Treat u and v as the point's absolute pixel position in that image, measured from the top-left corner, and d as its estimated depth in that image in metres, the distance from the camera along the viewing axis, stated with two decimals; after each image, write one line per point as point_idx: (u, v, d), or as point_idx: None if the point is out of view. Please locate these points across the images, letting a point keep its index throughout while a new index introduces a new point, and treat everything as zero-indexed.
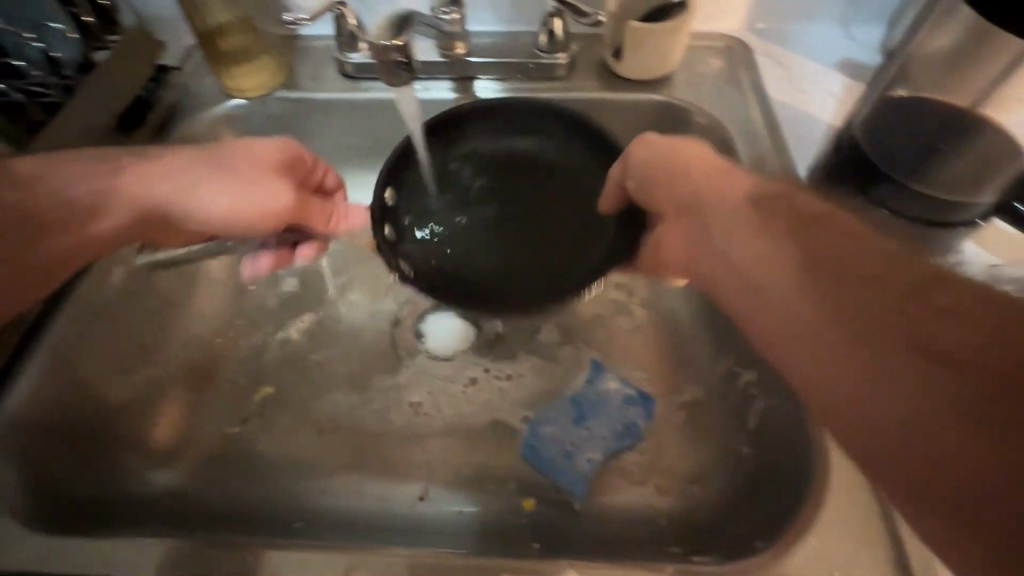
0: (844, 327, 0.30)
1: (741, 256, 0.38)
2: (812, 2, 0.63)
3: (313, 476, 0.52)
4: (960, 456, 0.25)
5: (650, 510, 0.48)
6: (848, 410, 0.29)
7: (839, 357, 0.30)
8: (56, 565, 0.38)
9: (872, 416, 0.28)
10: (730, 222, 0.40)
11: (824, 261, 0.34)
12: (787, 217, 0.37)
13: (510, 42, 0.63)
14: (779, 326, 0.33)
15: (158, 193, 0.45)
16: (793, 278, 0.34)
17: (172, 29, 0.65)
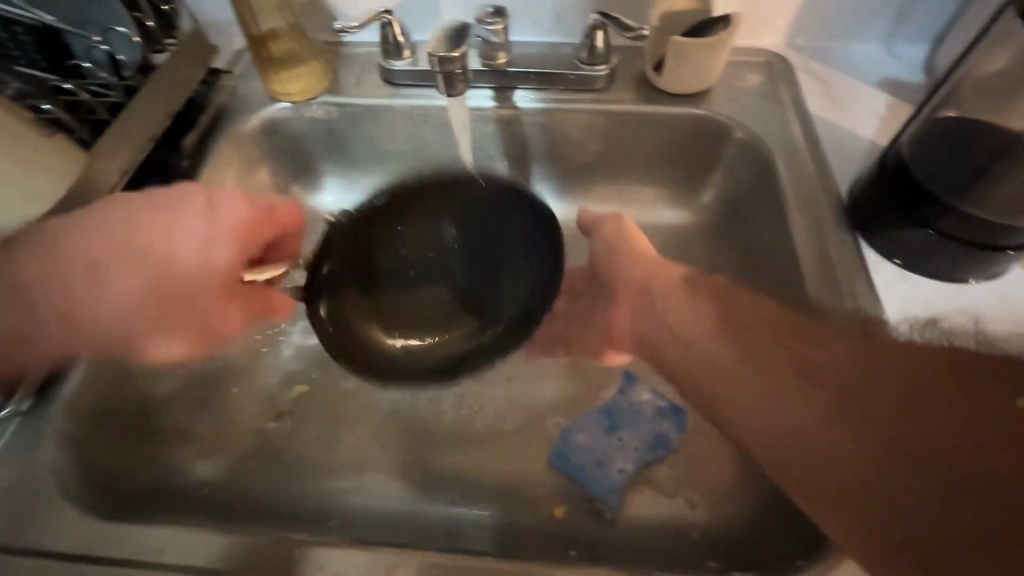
0: (797, 400, 0.37)
1: (697, 343, 0.43)
2: (855, 19, 0.63)
3: (347, 473, 0.53)
4: (909, 496, 0.31)
5: (681, 522, 0.48)
6: (824, 478, 0.34)
7: (802, 426, 0.35)
8: (113, 548, 0.39)
9: (832, 473, 0.34)
10: (677, 306, 0.46)
11: (772, 350, 0.39)
12: (713, 295, 0.46)
13: (551, 53, 0.64)
14: (753, 410, 0.38)
15: (61, 273, 0.47)
16: (746, 365, 0.39)
17: (225, 35, 0.67)
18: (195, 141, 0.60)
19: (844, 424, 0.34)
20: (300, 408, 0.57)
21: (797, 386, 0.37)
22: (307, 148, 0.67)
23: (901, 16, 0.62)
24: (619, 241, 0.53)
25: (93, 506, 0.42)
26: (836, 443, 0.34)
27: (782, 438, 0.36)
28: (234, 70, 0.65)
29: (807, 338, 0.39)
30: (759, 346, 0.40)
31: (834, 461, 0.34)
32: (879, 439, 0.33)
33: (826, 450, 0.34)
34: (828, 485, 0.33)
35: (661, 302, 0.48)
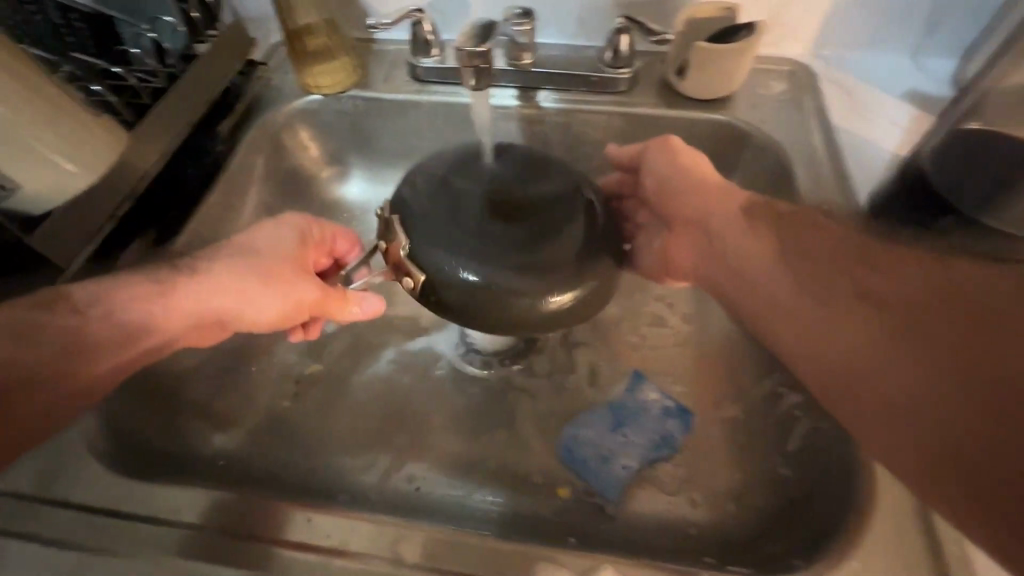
0: (866, 316, 0.40)
1: (762, 276, 0.48)
2: (882, 31, 0.63)
3: (358, 452, 0.55)
4: (953, 418, 0.33)
5: (683, 521, 0.49)
6: (862, 386, 0.38)
7: (856, 346, 0.40)
8: (141, 507, 0.42)
9: (884, 376, 0.37)
10: (738, 242, 0.50)
11: (836, 271, 0.44)
12: (773, 226, 0.49)
13: (575, 55, 0.66)
14: (800, 336, 0.44)
15: (216, 307, 0.49)
16: (790, 279, 0.46)
17: (263, 28, 0.70)
18: (230, 127, 0.63)
19: (904, 344, 0.37)
20: (315, 389, 0.59)
21: (851, 304, 0.42)
22: (335, 140, 0.70)
23: (931, 28, 0.62)
24: (672, 172, 0.56)
25: (122, 467, 0.45)
26: (882, 357, 0.38)
27: (819, 349, 0.42)
28: (270, 63, 0.68)
29: (879, 267, 0.43)
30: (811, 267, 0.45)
31: (875, 375, 0.38)
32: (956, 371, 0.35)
33: (883, 364, 0.38)
34: (894, 396, 0.36)
35: (727, 242, 0.51)
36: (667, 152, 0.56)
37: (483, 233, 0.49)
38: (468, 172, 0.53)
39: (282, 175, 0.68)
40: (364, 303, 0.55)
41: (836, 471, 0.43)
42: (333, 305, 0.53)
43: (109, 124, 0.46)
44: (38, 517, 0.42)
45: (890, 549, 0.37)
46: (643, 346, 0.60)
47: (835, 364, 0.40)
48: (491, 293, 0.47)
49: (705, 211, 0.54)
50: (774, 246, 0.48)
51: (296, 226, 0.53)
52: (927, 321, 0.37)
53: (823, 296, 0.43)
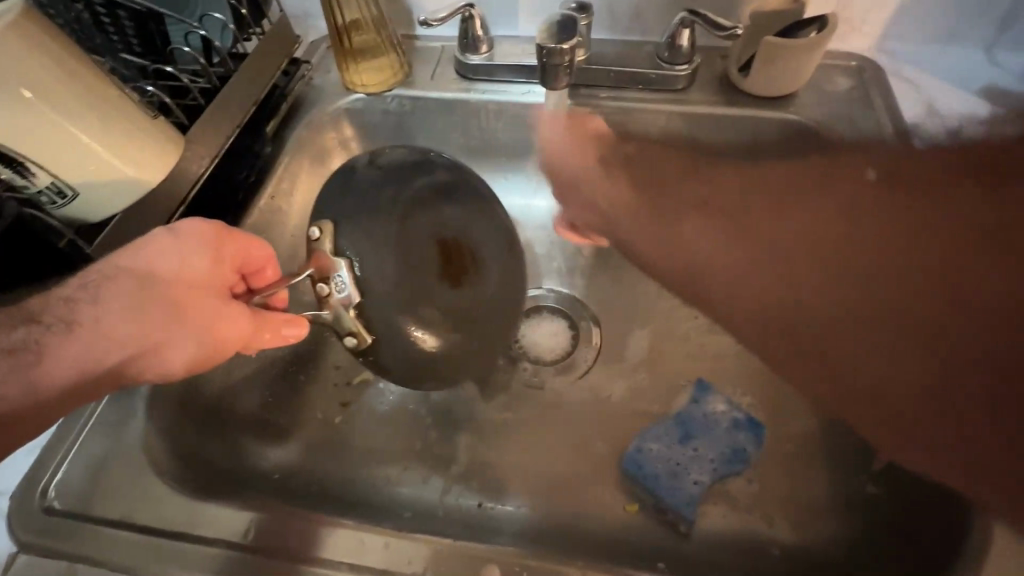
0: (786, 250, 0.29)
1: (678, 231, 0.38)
2: (956, 23, 0.60)
3: (414, 465, 0.53)
4: (974, 387, 0.24)
5: (762, 541, 0.46)
6: (829, 352, 0.28)
7: (819, 291, 0.28)
8: (202, 529, 0.40)
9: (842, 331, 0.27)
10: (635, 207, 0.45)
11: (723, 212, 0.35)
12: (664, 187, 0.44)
13: (630, 51, 0.63)
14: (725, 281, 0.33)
15: (126, 355, 0.41)
16: (725, 239, 0.34)
17: (305, 24, 0.68)
18: (276, 127, 0.61)
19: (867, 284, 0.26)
20: (366, 399, 0.57)
21: (759, 239, 0.31)
22: (379, 141, 0.68)
23: (1009, 21, 0.59)
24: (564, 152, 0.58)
25: (179, 485, 0.43)
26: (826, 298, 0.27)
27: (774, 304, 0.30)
28: (313, 61, 0.66)
29: (790, 202, 0.31)
30: (731, 218, 0.34)
31: (828, 328, 0.28)
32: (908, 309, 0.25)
33: (830, 299, 0.27)
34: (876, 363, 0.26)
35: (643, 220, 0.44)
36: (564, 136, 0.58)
37: (396, 277, 0.49)
38: (363, 175, 0.50)
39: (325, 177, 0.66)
40: (285, 329, 0.46)
41: (937, 493, 0.41)
42: (260, 335, 0.46)
43: (165, 127, 0.44)
44: (95, 541, 0.40)
45: None
46: (704, 355, 0.58)
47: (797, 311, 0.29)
48: (394, 333, 0.50)
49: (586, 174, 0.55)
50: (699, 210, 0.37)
51: (196, 242, 0.45)
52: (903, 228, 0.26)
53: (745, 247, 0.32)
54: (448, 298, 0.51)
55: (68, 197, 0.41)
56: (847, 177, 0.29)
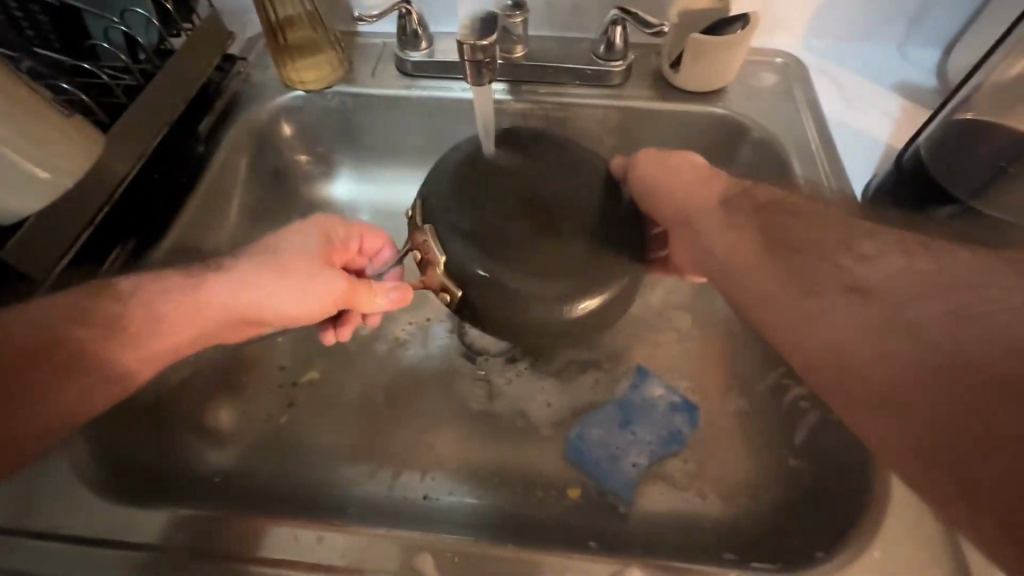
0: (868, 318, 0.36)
1: (717, 246, 0.48)
2: (870, 22, 0.64)
3: (361, 461, 0.53)
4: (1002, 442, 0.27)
5: (695, 515, 0.49)
6: (841, 383, 0.36)
7: (885, 360, 0.34)
8: (134, 535, 0.39)
9: (862, 373, 0.34)
10: (710, 219, 0.49)
11: (801, 252, 0.43)
12: (745, 205, 0.49)
13: (568, 47, 0.64)
14: (795, 330, 0.40)
15: (239, 302, 0.47)
16: (772, 270, 0.44)
17: (241, 21, 0.67)
18: (211, 125, 0.60)
19: (921, 353, 0.32)
20: (311, 398, 0.57)
21: (829, 297, 0.39)
22: (320, 137, 0.67)
23: (917, 20, 0.63)
24: (648, 177, 0.52)
25: (111, 492, 0.42)
26: (860, 348, 0.35)
27: (832, 356, 0.37)
28: (249, 57, 0.65)
29: (852, 252, 0.41)
30: (744, 229, 0.47)
31: (868, 374, 0.34)
32: (949, 372, 0.30)
33: (885, 361, 0.33)
34: (887, 379, 0.33)
35: (694, 209, 0.50)
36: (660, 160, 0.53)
37: (493, 243, 0.49)
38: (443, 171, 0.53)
39: (266, 176, 0.65)
40: (391, 293, 0.52)
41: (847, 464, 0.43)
42: (359, 292, 0.50)
43: (82, 126, 0.43)
44: (20, 552, 0.39)
45: (908, 537, 0.37)
46: (645, 342, 0.60)
47: (829, 345, 0.37)
48: (508, 299, 0.47)
49: (686, 205, 0.51)
50: (711, 216, 0.49)
51: (322, 221, 0.52)
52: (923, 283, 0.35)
53: (758, 267, 0.45)
54: (564, 252, 0.49)
55: None
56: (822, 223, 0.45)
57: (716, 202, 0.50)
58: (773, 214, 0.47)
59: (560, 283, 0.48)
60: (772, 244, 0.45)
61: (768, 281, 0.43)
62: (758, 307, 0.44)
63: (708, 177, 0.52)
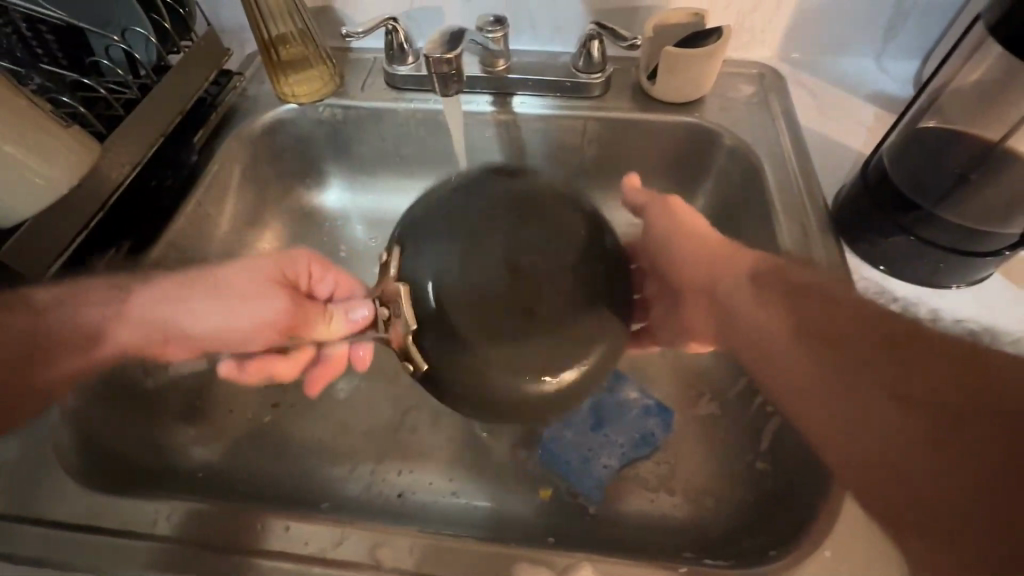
0: (895, 418, 0.39)
1: (755, 326, 0.50)
2: (846, 35, 0.65)
3: (336, 462, 0.55)
4: (970, 544, 0.35)
5: (663, 517, 0.49)
6: (903, 505, 0.37)
7: (925, 471, 0.37)
8: (102, 520, 0.40)
9: (906, 508, 0.36)
10: (731, 286, 0.52)
11: (861, 387, 0.41)
12: (779, 289, 0.48)
13: (549, 61, 0.66)
14: (844, 440, 0.40)
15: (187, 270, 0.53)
16: (817, 370, 0.44)
17: (239, 39, 0.71)
18: (206, 137, 0.62)
19: (960, 474, 0.36)
20: (294, 398, 0.59)
21: (895, 413, 0.39)
22: (312, 148, 0.70)
23: (891, 33, 0.64)
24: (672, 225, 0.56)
25: (87, 479, 0.43)
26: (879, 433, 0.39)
27: (888, 470, 0.38)
28: (246, 73, 0.68)
29: (898, 358, 0.41)
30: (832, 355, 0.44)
31: (927, 494, 0.36)
32: (975, 482, 0.36)
33: (944, 486, 0.36)
34: (957, 513, 0.35)
35: (768, 341, 0.48)
36: (670, 219, 0.56)
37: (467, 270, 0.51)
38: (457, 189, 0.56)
39: (260, 183, 0.68)
40: (351, 313, 0.53)
41: (805, 464, 0.43)
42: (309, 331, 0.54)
43: (80, 134, 0.46)
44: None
45: (862, 534, 0.36)
46: None
47: (877, 459, 0.38)
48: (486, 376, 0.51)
49: (706, 265, 0.53)
50: (803, 350, 0.45)
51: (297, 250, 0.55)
52: (946, 405, 0.38)
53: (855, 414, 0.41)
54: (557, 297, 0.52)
55: None
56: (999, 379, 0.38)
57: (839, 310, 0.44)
58: (818, 312, 0.46)
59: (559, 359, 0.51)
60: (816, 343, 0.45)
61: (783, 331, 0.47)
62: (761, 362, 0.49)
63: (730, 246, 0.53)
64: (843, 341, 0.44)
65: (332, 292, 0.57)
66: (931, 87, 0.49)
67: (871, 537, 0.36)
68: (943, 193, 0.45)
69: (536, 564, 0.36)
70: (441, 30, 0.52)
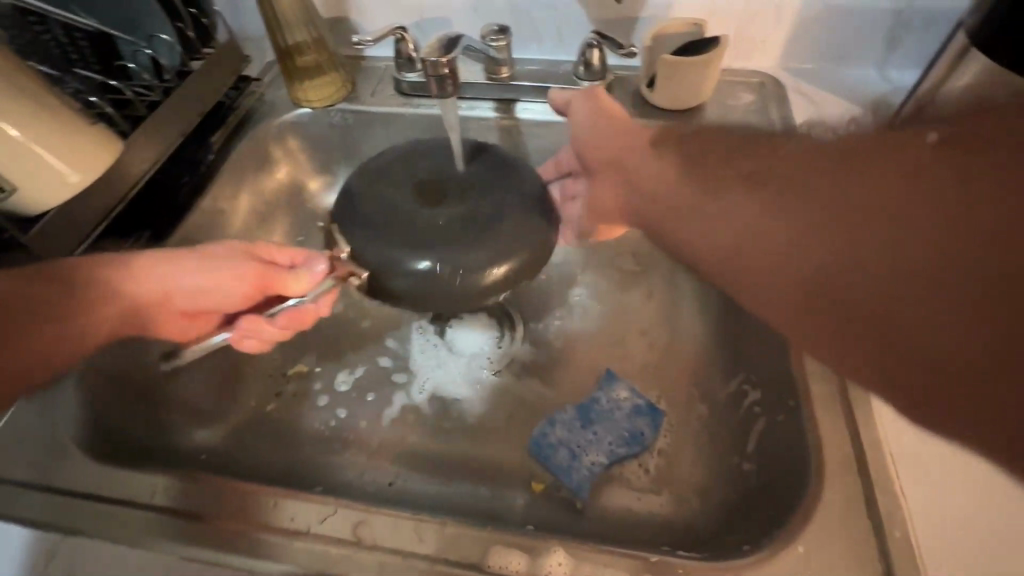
0: (748, 199, 0.40)
1: (650, 175, 0.47)
2: (848, 45, 0.66)
3: (332, 451, 0.57)
4: (797, 261, 0.36)
5: (648, 516, 0.50)
6: (782, 275, 0.37)
7: (797, 234, 0.37)
8: (106, 491, 0.42)
9: (757, 256, 0.38)
10: (640, 153, 0.49)
11: (731, 178, 0.43)
12: (671, 142, 0.49)
13: (552, 69, 0.69)
14: (730, 223, 0.40)
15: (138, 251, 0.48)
16: (689, 180, 0.45)
17: (260, 48, 0.75)
18: (223, 138, 0.66)
19: (795, 222, 0.37)
20: (297, 389, 0.61)
21: (758, 193, 0.40)
22: (323, 151, 0.73)
23: (892, 44, 0.64)
24: (592, 104, 0.54)
25: (94, 453, 0.45)
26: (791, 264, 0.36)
27: (739, 253, 0.40)
28: (264, 79, 0.72)
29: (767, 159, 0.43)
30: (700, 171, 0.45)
31: (792, 259, 0.37)
32: (809, 232, 0.37)
33: (800, 241, 0.37)
34: (805, 266, 0.36)
35: (663, 189, 0.46)
36: (584, 112, 0.54)
37: (400, 190, 0.47)
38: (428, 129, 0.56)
39: (273, 183, 0.71)
40: (312, 266, 0.49)
41: (787, 465, 0.43)
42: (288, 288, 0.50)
43: (104, 131, 0.49)
44: (11, 498, 0.43)
45: (840, 535, 0.36)
46: (614, 349, 0.61)
47: (739, 233, 0.40)
48: (445, 284, 0.44)
49: (623, 146, 0.50)
50: (685, 170, 0.46)
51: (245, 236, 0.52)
52: (809, 172, 0.40)
53: (737, 200, 0.41)
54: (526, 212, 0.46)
55: (5, 192, 0.44)
56: (911, 143, 0.37)
57: (715, 156, 0.46)
58: (696, 147, 0.47)
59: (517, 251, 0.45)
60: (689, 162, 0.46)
61: (671, 171, 0.46)
62: (675, 249, 0.45)
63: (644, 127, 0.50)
64: (722, 181, 0.43)
65: (293, 260, 0.53)
66: (909, 102, 0.50)
67: (848, 537, 0.36)
68: None
69: (509, 546, 0.37)
70: (437, 38, 0.55)
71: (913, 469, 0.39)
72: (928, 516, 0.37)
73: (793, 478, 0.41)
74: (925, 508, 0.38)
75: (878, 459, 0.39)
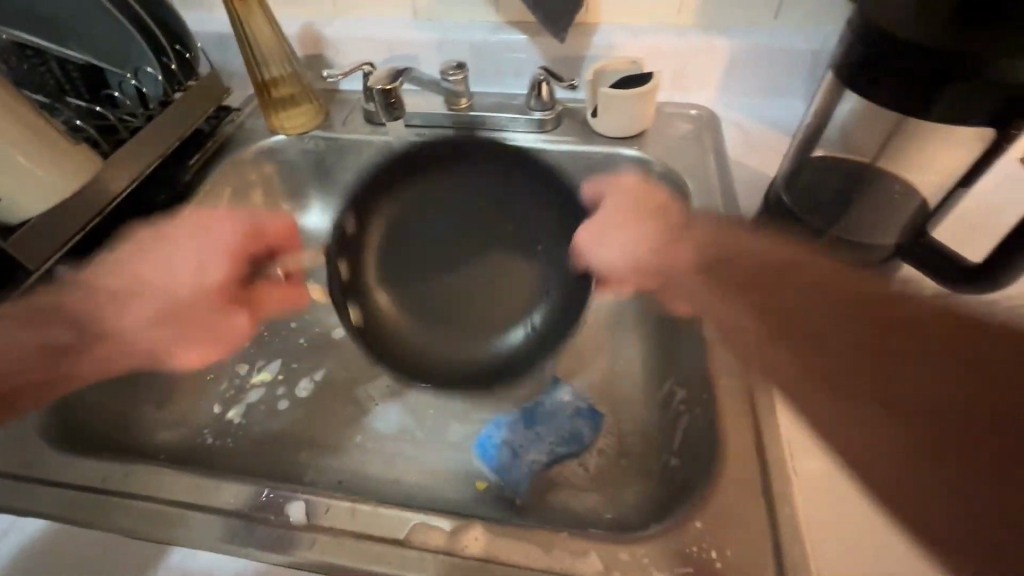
0: (883, 423, 0.38)
1: (709, 311, 0.51)
2: (774, 82, 0.73)
3: (288, 451, 0.60)
4: (931, 485, 0.37)
5: (581, 510, 0.52)
6: (902, 488, 0.37)
7: (891, 457, 0.37)
8: (62, 478, 0.45)
9: (869, 469, 0.38)
10: (687, 280, 0.54)
11: (834, 374, 0.40)
12: (721, 269, 0.51)
13: (508, 101, 0.75)
14: (847, 429, 0.39)
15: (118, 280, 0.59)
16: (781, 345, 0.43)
17: (242, 81, 0.81)
18: (201, 161, 0.71)
19: (916, 454, 0.37)
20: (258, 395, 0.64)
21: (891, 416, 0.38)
22: (297, 175, 0.79)
23: (813, 80, 0.71)
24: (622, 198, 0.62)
25: (58, 444, 0.48)
26: (882, 460, 0.38)
27: (849, 451, 0.40)
28: (243, 109, 0.78)
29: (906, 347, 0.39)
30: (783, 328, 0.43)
31: (900, 482, 0.37)
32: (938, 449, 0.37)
33: (935, 482, 0.37)
34: (895, 480, 0.37)
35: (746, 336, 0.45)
36: (607, 219, 0.61)
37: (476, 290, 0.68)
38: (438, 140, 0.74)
39: (248, 203, 0.76)
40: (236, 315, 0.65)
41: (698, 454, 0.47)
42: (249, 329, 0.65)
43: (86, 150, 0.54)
44: None
45: (734, 511, 0.39)
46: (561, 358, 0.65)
47: (846, 433, 0.40)
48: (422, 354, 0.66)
49: (637, 235, 0.59)
50: (786, 335, 0.42)
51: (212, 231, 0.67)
52: (936, 390, 0.38)
53: (844, 410, 0.39)
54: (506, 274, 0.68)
55: None
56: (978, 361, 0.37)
57: (813, 314, 0.42)
58: (788, 298, 0.44)
59: (508, 330, 0.65)
60: (775, 325, 0.44)
61: (749, 318, 0.46)
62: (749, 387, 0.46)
63: (645, 215, 0.61)
64: (823, 354, 0.41)
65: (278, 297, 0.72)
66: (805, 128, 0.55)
67: (742, 513, 0.39)
68: (837, 216, 0.51)
69: (432, 525, 0.39)
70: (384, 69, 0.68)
71: (817, 508, 0.41)
72: (810, 485, 0.42)
73: (702, 463, 0.44)
74: (810, 478, 0.42)
75: (777, 445, 0.42)
